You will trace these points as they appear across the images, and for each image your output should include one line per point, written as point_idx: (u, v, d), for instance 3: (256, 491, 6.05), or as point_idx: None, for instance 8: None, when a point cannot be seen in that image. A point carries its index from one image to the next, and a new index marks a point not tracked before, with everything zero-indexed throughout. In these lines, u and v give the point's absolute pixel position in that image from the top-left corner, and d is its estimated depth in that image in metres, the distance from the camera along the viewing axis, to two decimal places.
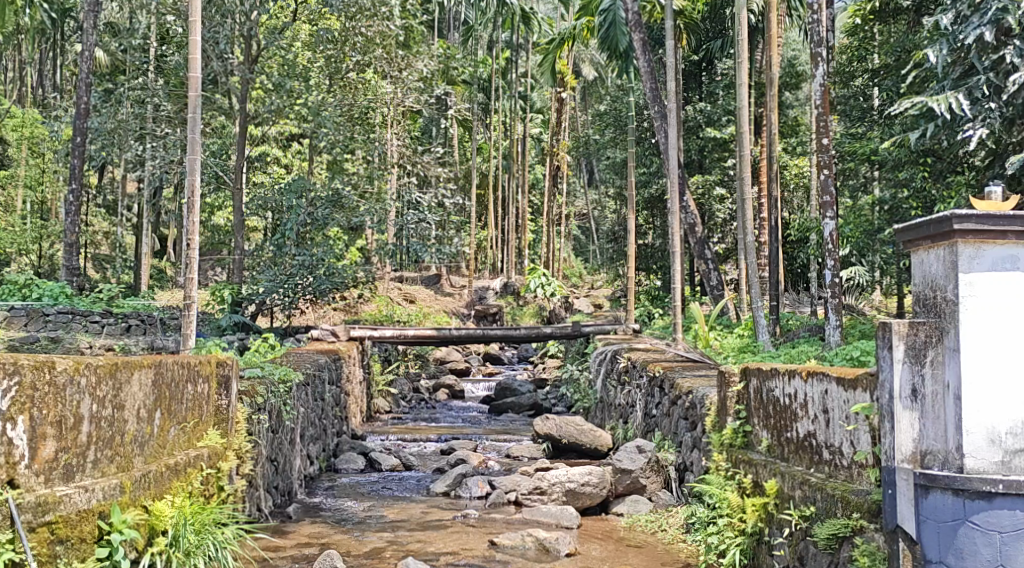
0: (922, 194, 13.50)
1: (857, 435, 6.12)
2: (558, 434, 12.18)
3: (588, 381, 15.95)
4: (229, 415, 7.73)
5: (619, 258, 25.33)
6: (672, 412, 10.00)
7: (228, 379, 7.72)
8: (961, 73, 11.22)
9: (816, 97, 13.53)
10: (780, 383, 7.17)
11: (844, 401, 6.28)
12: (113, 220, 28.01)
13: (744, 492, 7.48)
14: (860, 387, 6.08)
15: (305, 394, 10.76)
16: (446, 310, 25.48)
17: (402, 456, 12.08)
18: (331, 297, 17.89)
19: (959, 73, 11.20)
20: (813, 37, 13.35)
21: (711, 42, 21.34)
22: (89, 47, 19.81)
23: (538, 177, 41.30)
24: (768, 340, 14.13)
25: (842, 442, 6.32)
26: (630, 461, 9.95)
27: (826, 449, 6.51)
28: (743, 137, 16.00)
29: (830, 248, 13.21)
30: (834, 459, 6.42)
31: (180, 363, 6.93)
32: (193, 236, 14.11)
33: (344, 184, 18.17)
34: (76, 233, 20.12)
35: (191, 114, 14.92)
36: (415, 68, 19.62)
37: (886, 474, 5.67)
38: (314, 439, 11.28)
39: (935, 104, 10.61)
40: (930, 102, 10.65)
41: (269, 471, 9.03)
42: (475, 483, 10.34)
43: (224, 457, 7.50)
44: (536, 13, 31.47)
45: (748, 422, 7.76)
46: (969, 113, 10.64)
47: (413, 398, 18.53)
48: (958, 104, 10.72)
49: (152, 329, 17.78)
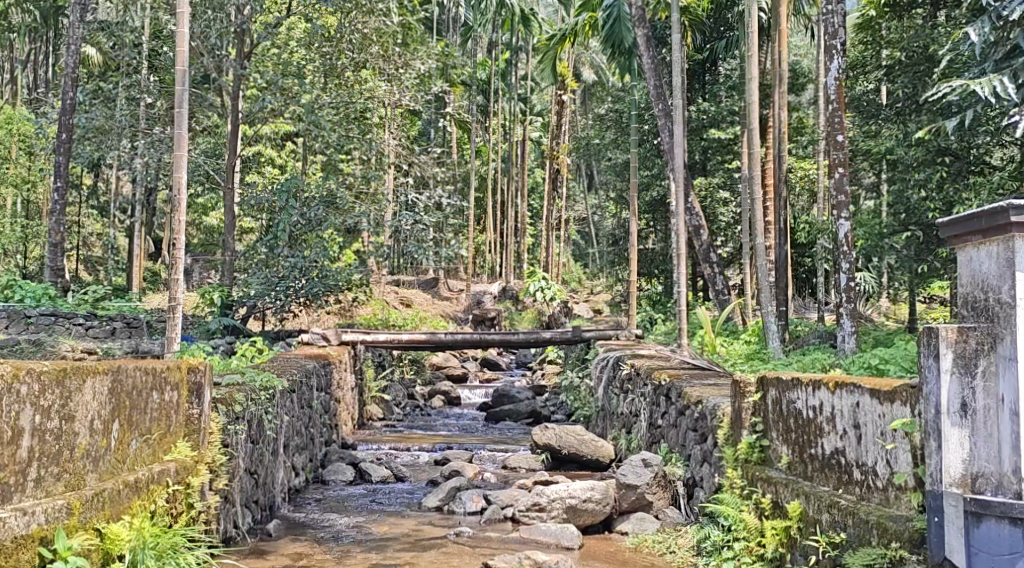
0: (939, 196, 13.08)
1: (896, 454, 5.65)
2: (557, 445, 11.56)
3: (589, 388, 15.35)
4: (202, 425, 7.11)
5: (619, 262, 24.71)
6: (680, 424, 9.40)
7: (200, 386, 7.10)
8: (1004, 55, 10.47)
9: (830, 91, 12.90)
10: (803, 394, 6.60)
11: (879, 416, 5.81)
12: (106, 223, 27.47)
13: (762, 514, 6.90)
14: (899, 400, 5.63)
15: (290, 401, 10.14)
16: (442, 314, 24.89)
17: (394, 467, 11.45)
18: (324, 301, 17.34)
19: (1002, 54, 10.48)
20: (829, 29, 12.74)
21: (717, 41, 20.79)
22: (75, 40, 19.48)
23: (537, 181, 40.78)
24: (777, 347, 13.55)
25: (876, 460, 5.84)
26: (635, 476, 9.20)
27: (857, 468, 6.01)
28: (751, 135, 15.37)
29: (845, 250, 12.74)
30: (866, 479, 5.94)
31: (143, 369, 6.32)
32: (179, 235, 13.59)
33: (340, 185, 17.52)
34: (61, 234, 19.61)
35: (177, 109, 14.36)
36: (415, 66, 18.01)
37: (932, 500, 5.29)
38: (300, 449, 10.65)
39: (980, 87, 9.73)
40: (974, 84, 9.80)
41: (247, 484, 8.41)
42: (470, 498, 9.71)
43: (194, 472, 6.90)
44: (538, 14, 30.86)
45: (766, 436, 7.16)
46: (1017, 98, 9.79)
47: (407, 404, 17.93)
48: (1004, 88, 9.89)
49: (138, 331, 17.14)
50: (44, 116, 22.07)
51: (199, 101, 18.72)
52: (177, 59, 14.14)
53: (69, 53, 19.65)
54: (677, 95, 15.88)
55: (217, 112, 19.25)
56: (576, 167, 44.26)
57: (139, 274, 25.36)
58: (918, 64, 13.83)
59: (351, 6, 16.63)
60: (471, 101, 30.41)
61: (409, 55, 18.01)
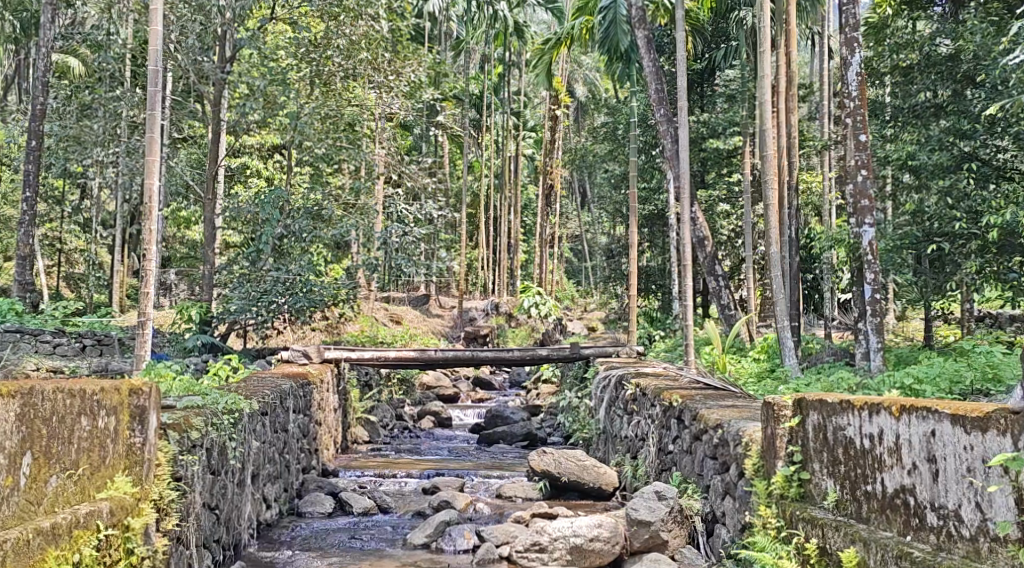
0: (969, 205, 12.06)
1: (994, 497, 5.11)
2: (557, 472, 10.64)
3: (588, 410, 14.30)
4: (145, 456, 6.46)
5: (617, 278, 23.65)
6: (695, 449, 8.44)
7: (143, 411, 6.45)
8: None
9: (852, 90, 11.79)
10: (853, 421, 5.93)
11: (963, 449, 5.27)
12: (86, 238, 26.33)
13: (806, 561, 6.11)
14: (994, 430, 5.11)
15: (261, 425, 9.11)
16: (433, 332, 23.84)
17: (378, 496, 10.44)
18: (309, 317, 16.31)
19: None
20: (849, 20, 11.74)
21: (715, 51, 19.85)
22: (46, 44, 18.48)
23: (531, 196, 39.72)
24: (794, 365, 12.54)
25: (960, 502, 5.28)
26: (647, 510, 8.18)
27: (932, 511, 5.43)
28: (767, 135, 14.16)
29: (870, 260, 11.70)
30: (945, 524, 5.36)
31: (65, 393, 5.94)
32: (149, 246, 12.56)
33: (325, 196, 16.47)
34: (30, 247, 18.52)
35: (149, 111, 13.31)
36: (405, 74, 16.61)
37: None
38: (273, 479, 9.64)
39: None
40: None
41: (207, 522, 7.45)
42: (461, 534, 8.79)
43: (135, 512, 6.31)
44: (531, 27, 29.83)
45: (804, 468, 6.39)
46: None
47: (395, 426, 16.92)
48: None
49: (109, 350, 16.12)
50: (18, 124, 21.02)
51: (180, 108, 17.67)
52: (150, 57, 13.11)
53: (40, 56, 18.61)
54: (683, 98, 14.72)
55: (196, 119, 18.17)
56: (570, 183, 43.21)
57: (117, 292, 24.16)
58: (944, 63, 12.72)
59: (338, 10, 15.52)
60: (463, 115, 29.35)
61: (399, 63, 16.62)
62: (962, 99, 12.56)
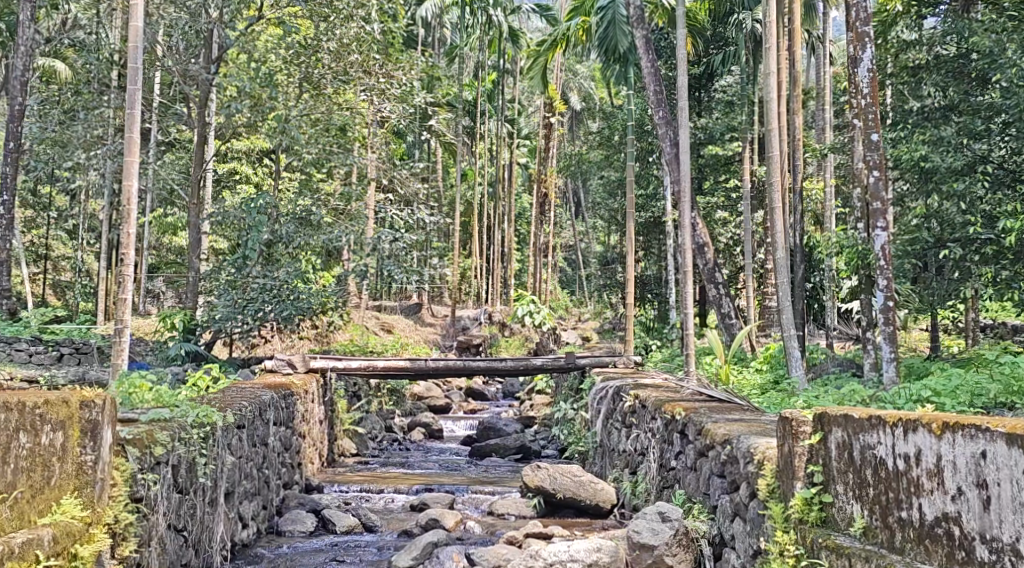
0: (984, 209, 11.51)
1: None
2: (551, 488, 10.06)
3: (584, 422, 13.71)
4: (97, 475, 6.03)
5: (613, 286, 23.08)
6: (700, 466, 7.88)
7: (95, 425, 6.02)
8: None
9: (862, 87, 11.18)
10: (884, 440, 5.46)
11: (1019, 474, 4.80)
12: (72, 245, 25.64)
13: None
14: None
15: (236, 439, 8.54)
16: (425, 342, 23.24)
17: (361, 514, 9.86)
18: (296, 326, 15.71)
19: None
20: (860, 13, 10.96)
21: (712, 56, 19.02)
22: (28, 43, 17.85)
23: (525, 206, 39.18)
24: (800, 377, 11.99)
25: (1016, 533, 4.82)
26: (650, 533, 7.62)
27: (982, 544, 4.96)
28: (772, 138, 13.47)
29: (883, 265, 10.96)
30: (997, 558, 4.90)
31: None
32: (127, 249, 11.94)
33: (314, 201, 15.85)
34: (9, 252, 17.86)
35: (129, 110, 12.70)
36: (398, 78, 16.08)
37: None
38: (250, 496, 9.06)
39: None
40: None
41: (173, 544, 6.96)
42: (449, 556, 8.24)
43: (85, 538, 5.90)
44: (526, 32, 29.31)
45: (827, 490, 5.91)
46: None
47: (385, 438, 16.34)
48: None
49: (88, 358, 15.42)
50: None
51: (164, 109, 17.05)
52: (131, 54, 12.48)
53: (21, 57, 17.97)
54: (684, 99, 14.12)
55: (180, 122, 17.56)
56: (564, 193, 42.69)
57: (102, 301, 23.48)
58: (953, 62, 12.36)
59: (328, 10, 14.91)
60: (456, 121, 28.79)
61: (391, 66, 16.11)
62: (972, 100, 12.03)
